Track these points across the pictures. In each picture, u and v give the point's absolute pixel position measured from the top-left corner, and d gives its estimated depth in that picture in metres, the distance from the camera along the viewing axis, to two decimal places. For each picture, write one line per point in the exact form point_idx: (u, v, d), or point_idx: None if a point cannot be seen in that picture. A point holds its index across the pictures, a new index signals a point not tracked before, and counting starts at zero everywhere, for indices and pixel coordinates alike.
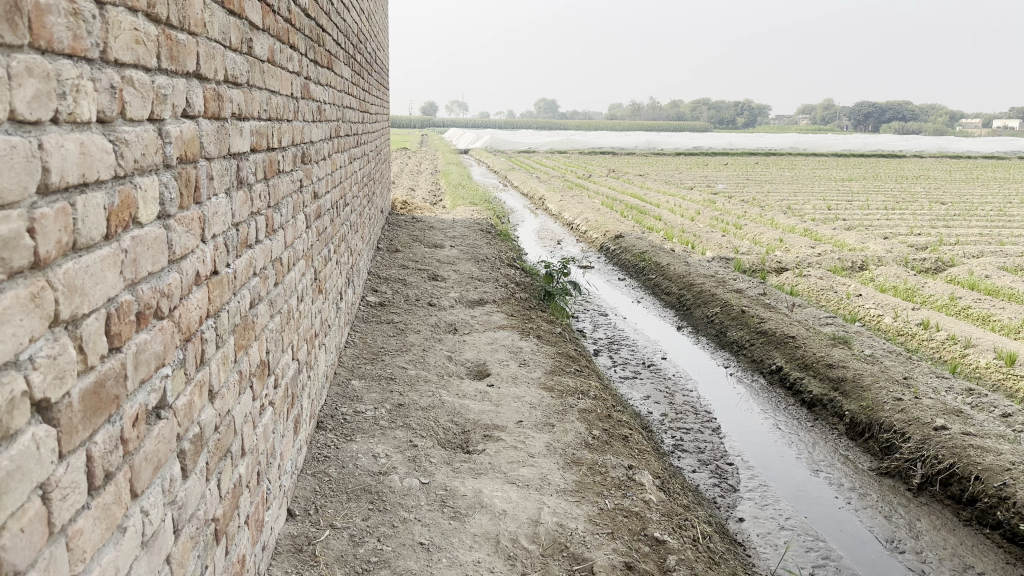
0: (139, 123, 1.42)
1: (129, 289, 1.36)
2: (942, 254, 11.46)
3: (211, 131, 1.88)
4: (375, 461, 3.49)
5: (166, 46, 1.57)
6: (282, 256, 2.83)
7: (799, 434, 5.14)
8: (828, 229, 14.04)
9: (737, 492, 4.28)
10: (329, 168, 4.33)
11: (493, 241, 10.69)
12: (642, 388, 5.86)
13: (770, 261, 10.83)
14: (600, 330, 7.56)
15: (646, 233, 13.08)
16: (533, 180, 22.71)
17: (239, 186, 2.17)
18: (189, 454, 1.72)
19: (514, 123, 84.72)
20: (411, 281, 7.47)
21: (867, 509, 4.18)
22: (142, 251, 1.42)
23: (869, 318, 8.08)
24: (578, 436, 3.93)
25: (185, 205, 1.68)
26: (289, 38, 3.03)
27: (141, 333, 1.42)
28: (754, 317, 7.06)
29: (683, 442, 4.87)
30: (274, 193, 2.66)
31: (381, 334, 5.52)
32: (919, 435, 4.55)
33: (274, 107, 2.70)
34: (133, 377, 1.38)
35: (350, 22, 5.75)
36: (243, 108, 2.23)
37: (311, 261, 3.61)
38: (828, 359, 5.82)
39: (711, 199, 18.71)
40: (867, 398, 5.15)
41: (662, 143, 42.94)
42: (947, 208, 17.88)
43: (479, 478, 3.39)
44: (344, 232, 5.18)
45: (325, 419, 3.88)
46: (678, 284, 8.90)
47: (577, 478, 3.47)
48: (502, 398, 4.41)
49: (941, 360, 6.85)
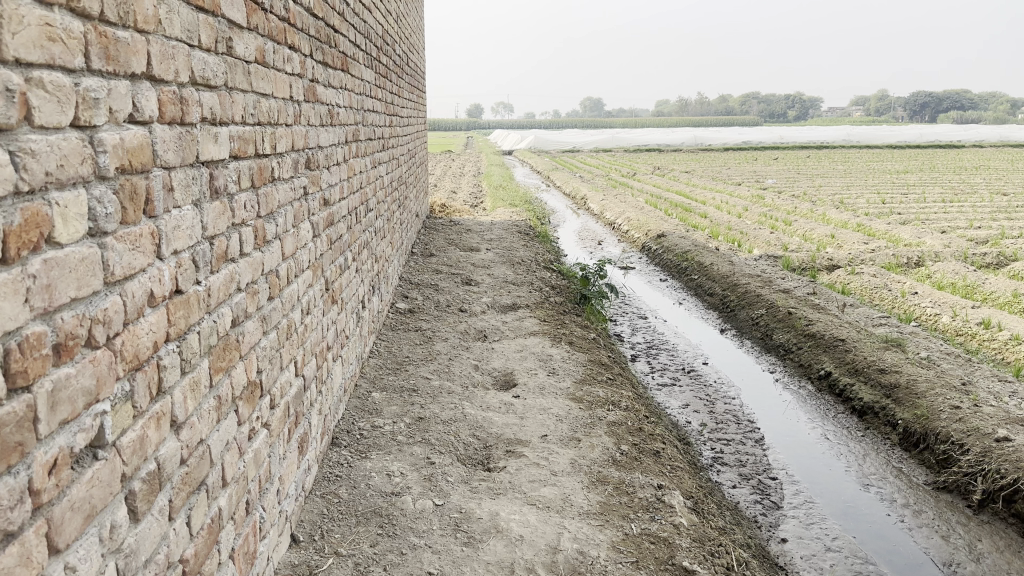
0: (55, 130, 1.25)
1: (41, 320, 1.20)
2: (1005, 249, 10.89)
3: (170, 138, 1.72)
4: (389, 480, 3.31)
5: (100, 44, 1.40)
6: (278, 269, 2.67)
7: (849, 445, 4.82)
8: (883, 224, 13.51)
9: (779, 509, 4.01)
10: (345, 175, 4.18)
11: (530, 243, 10.49)
12: (681, 396, 5.60)
13: (821, 258, 10.42)
14: (638, 334, 7.30)
15: (690, 232, 12.73)
16: (576, 180, 22.40)
17: (214, 197, 2.01)
18: (141, 494, 1.56)
19: (559, 123, 84.44)
20: (444, 285, 7.31)
21: (922, 527, 3.86)
22: (61, 275, 1.26)
23: (925, 318, 7.68)
24: (605, 452, 3.70)
25: (130, 221, 1.52)
26: (287, 37, 2.87)
27: (62, 367, 1.26)
28: (801, 319, 6.73)
29: (723, 455, 4.60)
30: (264, 202, 2.50)
31: (407, 343, 5.36)
32: (979, 447, 4.18)
33: (264, 111, 2.53)
34: (49, 420, 1.22)
35: (373, 24, 5.60)
36: (218, 113, 2.07)
37: (321, 271, 3.47)
38: (880, 364, 5.47)
39: (759, 196, 18.21)
40: (921, 406, 4.80)
41: (709, 138, 42.24)
42: (1010, 199, 17.13)
43: (497, 500, 3.20)
44: (367, 238, 5.03)
45: (340, 435, 3.73)
46: (721, 284, 8.59)
47: (602, 499, 3.25)
48: (528, 410, 4.21)
49: (1003, 362, 6.44)
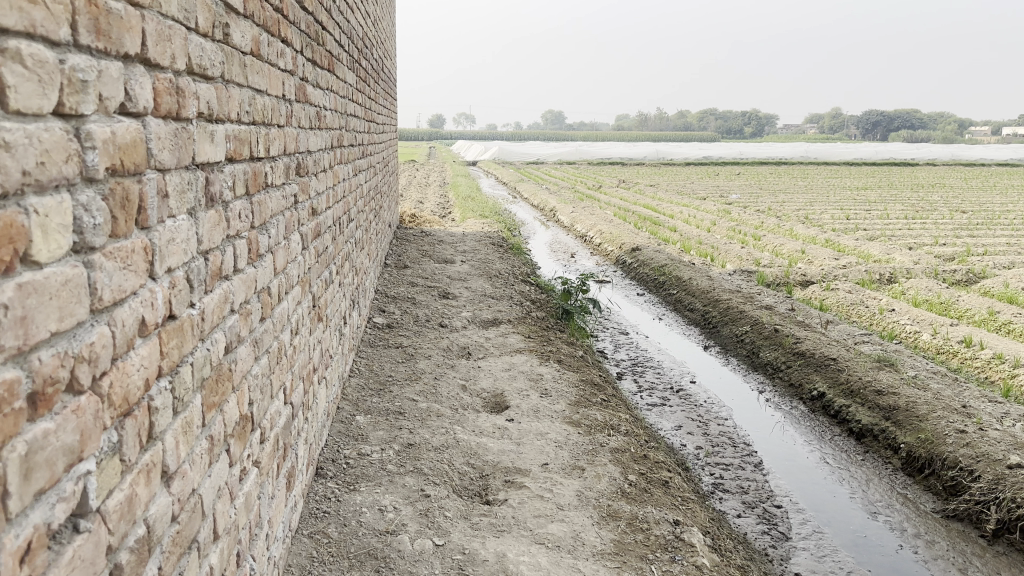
0: (32, 117, 0.98)
1: (14, 363, 0.93)
2: (973, 265, 10.98)
3: (165, 135, 1.45)
4: (381, 516, 3.03)
5: (89, 15, 1.13)
6: (270, 286, 2.38)
7: (849, 469, 4.66)
8: (851, 239, 13.56)
9: (789, 540, 3.81)
10: (331, 182, 3.90)
11: (505, 255, 10.25)
12: (672, 417, 5.39)
13: (795, 274, 10.36)
14: (621, 351, 7.09)
15: (662, 245, 12.60)
16: (543, 191, 22.22)
17: (209, 205, 1.74)
18: (129, 568, 1.27)
19: (521, 134, 84.42)
20: (421, 299, 7.02)
21: (937, 560, 3.70)
22: (40, 302, 0.98)
23: (906, 336, 7.62)
24: (613, 483, 3.47)
25: (120, 233, 1.25)
26: (281, 30, 2.59)
27: (38, 423, 0.98)
28: (788, 337, 6.58)
29: (724, 481, 4.39)
30: (259, 211, 2.23)
31: (388, 361, 5.06)
32: (991, 474, 4.03)
33: (259, 109, 2.26)
34: (21, 493, 0.94)
35: (354, 25, 5.32)
36: (215, 108, 1.80)
37: (308, 287, 3.17)
38: (876, 386, 5.33)
39: (726, 210, 18.20)
40: (924, 429, 4.67)
41: (670, 152, 42.54)
42: (969, 216, 17.45)
43: (502, 538, 2.93)
44: (347, 250, 4.72)
45: (324, 465, 3.42)
46: (701, 300, 8.44)
47: (615, 536, 3.02)
48: (524, 435, 3.95)
49: (990, 382, 6.37)
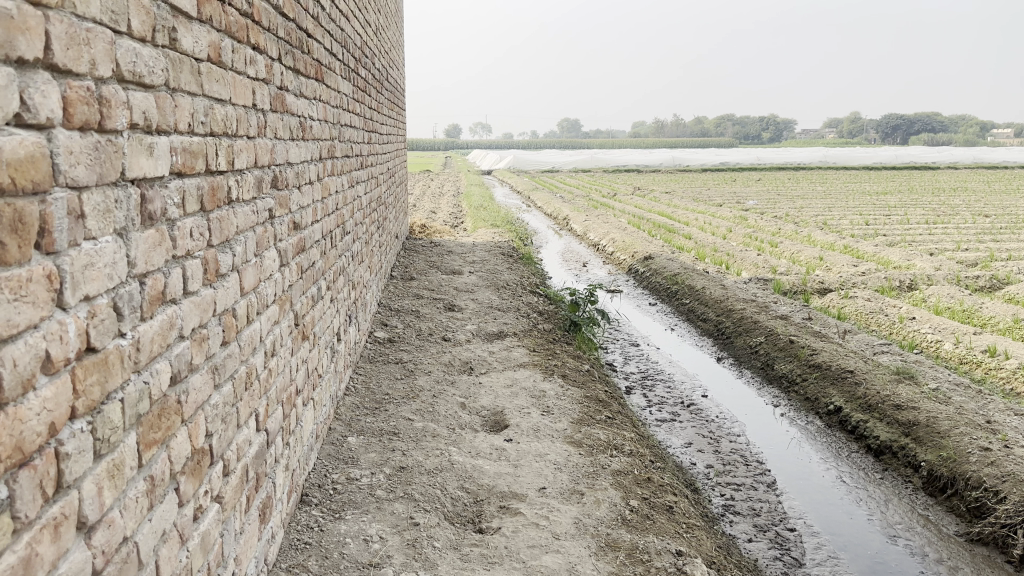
0: None
1: None
2: (997, 271, 10.68)
3: (80, 149, 1.31)
4: (366, 547, 2.87)
5: None
6: (235, 307, 2.23)
7: (867, 489, 4.45)
8: (870, 245, 13.26)
9: (802, 567, 3.61)
10: (319, 195, 3.76)
11: (515, 265, 10.08)
12: (682, 433, 5.20)
13: (812, 282, 10.11)
14: (631, 363, 6.91)
15: (676, 254, 12.38)
16: (557, 200, 22.04)
17: (147, 223, 1.59)
18: None
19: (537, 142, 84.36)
20: (425, 312, 6.86)
21: None
22: None
23: (927, 345, 7.36)
24: (613, 509, 3.29)
25: (11, 261, 1.10)
26: (250, 36, 2.45)
27: None
28: (804, 349, 6.36)
29: (734, 503, 4.20)
30: (218, 227, 2.08)
31: (387, 378, 4.91)
32: (1018, 495, 3.81)
33: (219, 119, 2.11)
34: None
35: (350, 33, 5.18)
36: (156, 119, 1.65)
37: (289, 305, 3.02)
38: (896, 400, 5.10)
39: (742, 217, 17.92)
40: (946, 447, 4.44)
41: (687, 159, 42.22)
42: (993, 220, 17.07)
43: (492, 572, 2.76)
44: (342, 264, 4.57)
45: (310, 491, 3.26)
46: (715, 310, 8.23)
47: (613, 569, 2.84)
48: (522, 456, 3.78)
49: (1015, 393, 6.11)
